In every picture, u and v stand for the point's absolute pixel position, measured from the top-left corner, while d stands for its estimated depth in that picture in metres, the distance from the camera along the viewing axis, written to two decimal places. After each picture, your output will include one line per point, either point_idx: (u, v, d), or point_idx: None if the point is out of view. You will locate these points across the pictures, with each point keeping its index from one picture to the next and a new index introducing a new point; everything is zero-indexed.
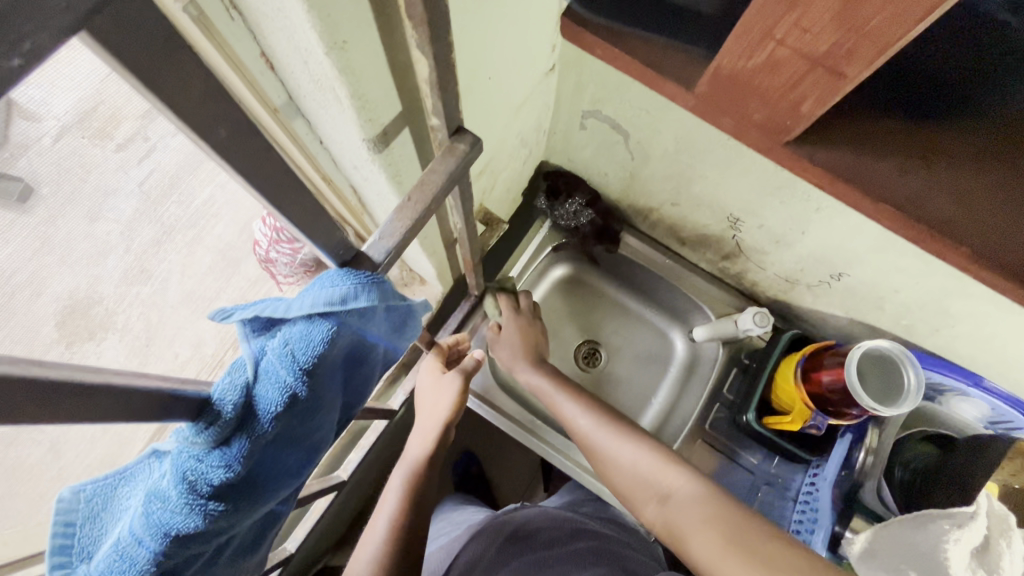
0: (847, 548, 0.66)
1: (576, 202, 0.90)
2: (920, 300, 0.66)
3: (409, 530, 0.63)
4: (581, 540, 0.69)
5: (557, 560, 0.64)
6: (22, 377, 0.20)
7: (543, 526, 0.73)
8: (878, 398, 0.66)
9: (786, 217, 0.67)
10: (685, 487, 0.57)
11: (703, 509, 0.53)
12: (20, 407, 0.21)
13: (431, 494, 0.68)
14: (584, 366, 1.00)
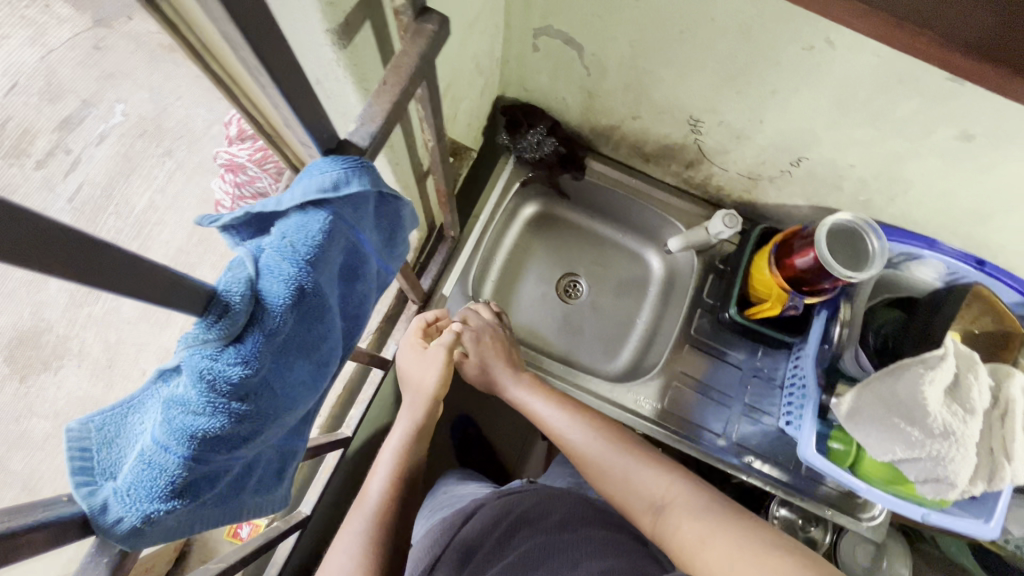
0: (835, 407, 0.69)
1: (539, 132, 0.89)
2: (874, 171, 0.70)
3: (399, 502, 0.61)
4: (591, 526, 0.63)
5: (567, 548, 0.59)
6: (26, 216, 0.19)
7: (554, 501, 0.67)
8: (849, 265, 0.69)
9: (745, 108, 0.69)
10: (680, 490, 0.57)
11: (704, 516, 0.53)
12: (33, 258, 0.20)
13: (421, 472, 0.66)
14: (567, 298, 1.02)
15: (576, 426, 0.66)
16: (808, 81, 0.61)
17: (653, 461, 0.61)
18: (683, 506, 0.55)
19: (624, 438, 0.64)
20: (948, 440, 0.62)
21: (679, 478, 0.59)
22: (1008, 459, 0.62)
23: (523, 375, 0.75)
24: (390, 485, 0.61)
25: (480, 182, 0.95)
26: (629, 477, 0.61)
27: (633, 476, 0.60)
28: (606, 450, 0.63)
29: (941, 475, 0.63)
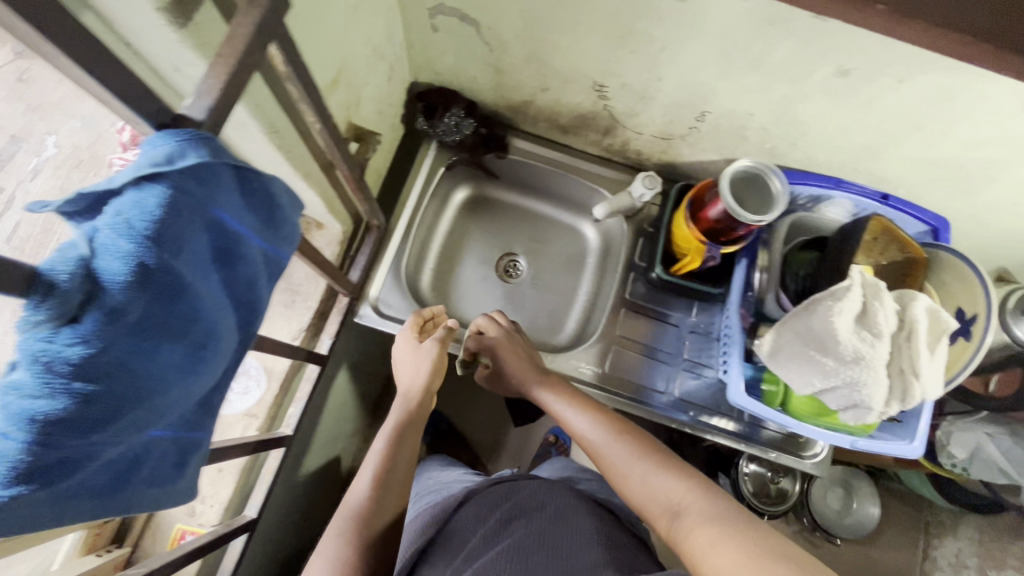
0: (758, 350, 0.73)
1: (456, 114, 0.88)
2: (772, 117, 0.72)
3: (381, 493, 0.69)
4: (581, 514, 0.67)
5: (556, 536, 0.63)
6: None
7: (547, 491, 0.72)
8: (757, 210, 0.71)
9: (641, 67, 0.70)
10: (694, 497, 0.58)
11: (714, 520, 0.53)
12: None
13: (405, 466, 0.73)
14: (506, 278, 1.03)
15: (599, 430, 0.72)
16: (691, 34, 0.62)
17: (672, 470, 0.63)
18: (696, 513, 0.55)
19: (648, 447, 0.67)
20: (860, 366, 0.64)
21: (696, 485, 0.60)
22: (915, 377, 0.64)
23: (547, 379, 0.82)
24: (377, 479, 0.70)
25: (405, 170, 0.94)
26: (648, 483, 0.62)
27: (650, 481, 0.62)
28: (629, 456, 0.67)
29: (857, 399, 0.66)
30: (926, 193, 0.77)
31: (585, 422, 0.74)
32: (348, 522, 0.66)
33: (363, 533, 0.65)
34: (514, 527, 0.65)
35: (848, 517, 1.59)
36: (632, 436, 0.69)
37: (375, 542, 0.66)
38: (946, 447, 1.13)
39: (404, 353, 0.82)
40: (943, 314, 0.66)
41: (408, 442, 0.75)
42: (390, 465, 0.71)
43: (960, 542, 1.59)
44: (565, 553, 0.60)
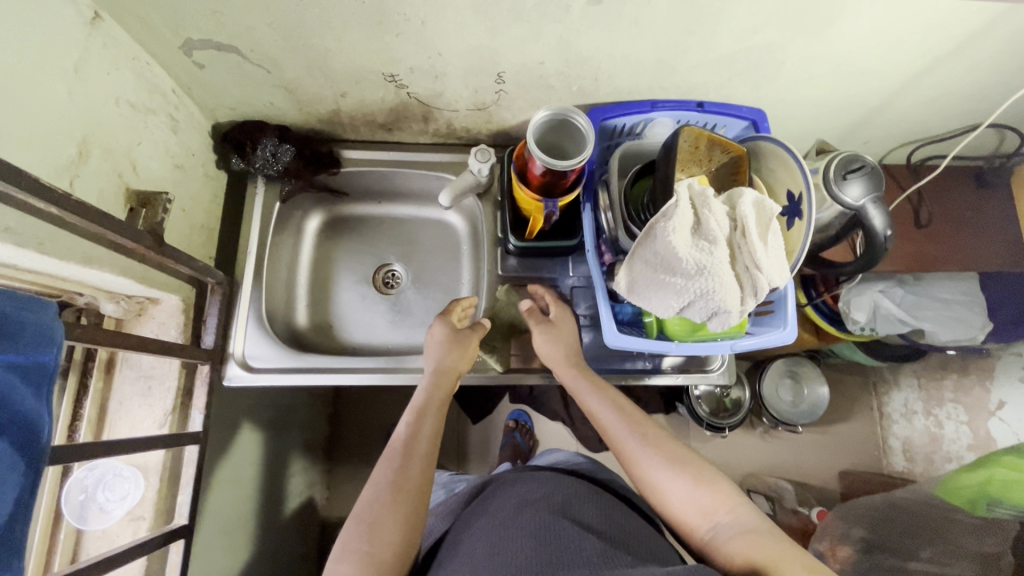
0: (618, 288, 0.73)
1: (269, 144, 0.84)
2: (562, 60, 0.71)
3: (408, 465, 0.67)
4: (585, 504, 0.68)
5: (565, 526, 0.62)
6: None
7: (552, 484, 0.74)
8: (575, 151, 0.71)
9: (416, 47, 0.68)
10: (733, 512, 0.62)
11: (754, 533, 0.58)
12: None
13: (431, 438, 0.71)
14: (387, 290, 0.99)
15: (634, 422, 0.72)
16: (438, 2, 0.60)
17: (712, 477, 0.65)
18: (737, 527, 0.60)
19: (680, 453, 0.68)
20: (704, 276, 0.65)
21: (732, 496, 0.63)
22: (759, 270, 0.65)
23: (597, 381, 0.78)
24: (403, 450, 0.69)
25: (241, 215, 0.89)
26: (683, 492, 0.64)
27: (686, 493, 0.64)
28: (658, 462, 0.67)
29: (716, 307, 0.67)
30: (732, 90, 0.79)
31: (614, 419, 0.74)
32: (386, 486, 0.65)
33: (404, 494, 0.65)
34: (527, 516, 0.66)
35: (802, 403, 1.66)
36: (658, 433, 0.71)
37: (417, 514, 0.65)
38: (848, 314, 1.17)
39: (439, 342, 0.83)
40: (768, 203, 0.68)
41: (433, 413, 0.74)
42: (414, 439, 0.71)
43: (904, 391, 1.69)
44: (577, 534, 0.61)
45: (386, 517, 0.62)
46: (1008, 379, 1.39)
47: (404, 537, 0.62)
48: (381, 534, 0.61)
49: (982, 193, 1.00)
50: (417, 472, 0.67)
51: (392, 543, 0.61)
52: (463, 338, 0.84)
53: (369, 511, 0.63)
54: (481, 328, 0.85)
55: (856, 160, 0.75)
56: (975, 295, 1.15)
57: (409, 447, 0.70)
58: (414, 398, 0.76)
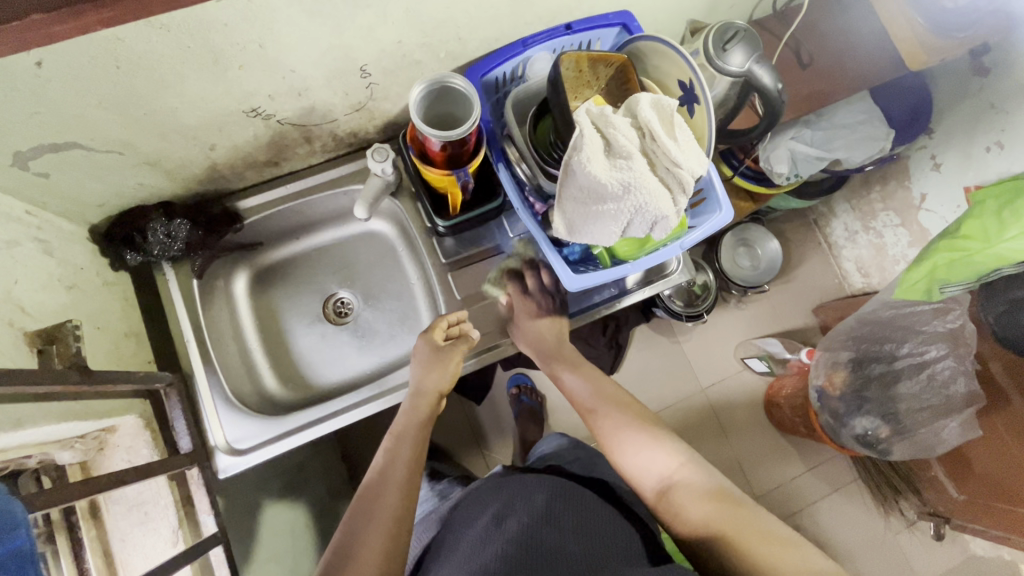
0: (557, 233, 0.73)
1: (159, 225, 0.78)
2: (418, 29, 0.68)
3: (383, 489, 0.70)
4: (568, 506, 0.76)
5: (555, 533, 0.70)
6: None
7: (531, 487, 0.81)
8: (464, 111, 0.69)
9: (265, 72, 0.63)
10: (686, 471, 0.70)
11: (702, 496, 0.67)
12: None
13: (411, 462, 0.74)
14: (342, 320, 0.97)
15: (603, 399, 0.82)
16: (267, 18, 0.56)
17: (670, 446, 0.73)
18: (685, 485, 0.68)
19: (645, 423, 0.77)
20: (632, 193, 0.66)
21: (687, 465, 0.71)
22: (678, 167, 0.66)
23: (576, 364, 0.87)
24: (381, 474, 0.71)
25: (162, 306, 0.83)
26: (645, 456, 0.73)
27: (647, 458, 0.73)
28: (623, 431, 0.77)
29: (652, 216, 0.68)
30: (593, 1, 0.78)
31: (586, 392, 0.84)
32: (363, 513, 0.67)
33: (381, 517, 0.66)
34: (506, 521, 0.73)
35: (760, 263, 1.76)
36: (623, 405, 0.79)
37: (401, 534, 0.66)
38: (771, 170, 1.22)
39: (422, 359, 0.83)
40: (664, 99, 0.68)
41: (411, 437, 0.76)
42: (392, 464, 0.73)
43: (841, 217, 1.80)
44: (556, 541, 0.69)
45: (362, 540, 0.64)
46: (922, 172, 1.54)
47: (383, 558, 0.63)
48: (358, 554, 0.63)
49: (849, 15, 1.04)
50: (396, 495, 0.69)
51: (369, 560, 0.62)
52: (445, 353, 0.84)
53: (350, 539, 0.64)
54: (463, 341, 0.84)
55: (729, 28, 0.76)
56: (871, 112, 1.23)
57: (387, 473, 0.72)
58: (394, 423, 0.79)
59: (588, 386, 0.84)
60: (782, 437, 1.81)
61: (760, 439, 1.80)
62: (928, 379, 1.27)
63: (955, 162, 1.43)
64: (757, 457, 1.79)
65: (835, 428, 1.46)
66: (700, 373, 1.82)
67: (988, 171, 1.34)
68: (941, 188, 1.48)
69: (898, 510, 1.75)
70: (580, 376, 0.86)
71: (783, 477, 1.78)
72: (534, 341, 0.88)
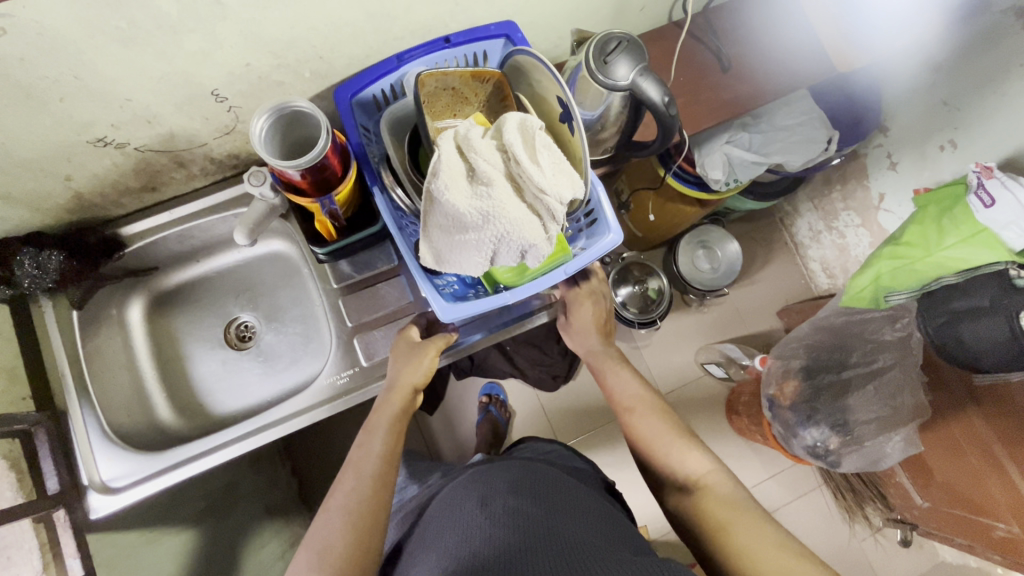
0: (424, 262, 0.69)
1: (27, 254, 0.75)
2: (267, 52, 0.64)
3: (357, 483, 0.67)
4: (548, 496, 0.74)
5: (538, 519, 0.68)
6: None
7: (511, 477, 0.79)
8: (316, 127, 0.65)
9: (97, 102, 0.60)
10: (715, 480, 0.69)
11: (737, 506, 0.65)
12: None
13: (386, 453, 0.71)
14: (243, 346, 0.95)
15: (642, 400, 0.83)
16: (70, 48, 0.52)
17: (704, 451, 0.73)
18: (715, 493, 0.68)
19: (675, 426, 0.78)
20: (492, 222, 0.62)
21: (720, 471, 0.71)
22: (543, 193, 0.62)
23: (620, 361, 0.90)
24: (357, 469, 0.68)
25: (41, 339, 0.80)
26: (679, 455, 0.73)
27: (681, 457, 0.73)
28: (656, 431, 0.78)
29: (519, 245, 0.65)
30: (469, 12, 0.73)
31: (629, 390, 0.85)
32: (340, 508, 0.64)
33: (351, 512, 0.63)
34: (488, 507, 0.71)
35: (719, 266, 1.71)
36: (660, 411, 0.81)
37: (375, 525, 0.63)
38: (705, 176, 1.16)
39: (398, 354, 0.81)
40: (531, 121, 0.64)
41: (384, 429, 0.73)
42: (365, 458, 0.70)
43: (805, 217, 1.75)
44: (545, 524, 0.66)
45: (337, 533, 0.61)
46: (879, 170, 1.47)
47: (356, 555, 0.60)
48: (330, 551, 0.60)
49: (773, 13, 0.98)
50: (369, 489, 0.66)
51: (339, 557, 0.59)
52: (421, 349, 0.82)
53: (323, 536, 0.62)
54: (440, 337, 0.81)
55: (612, 39, 0.72)
56: (813, 112, 1.17)
57: (361, 468, 0.69)
58: (369, 417, 0.76)
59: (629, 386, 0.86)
60: (745, 442, 1.78)
61: (722, 445, 1.77)
62: (876, 390, 1.25)
63: (911, 161, 1.37)
64: None
65: (786, 439, 1.37)
66: (661, 378, 1.79)
67: (943, 170, 1.28)
68: (897, 188, 1.42)
69: (862, 516, 1.70)
70: (625, 373, 0.88)
71: (745, 484, 1.75)
72: (583, 344, 0.96)
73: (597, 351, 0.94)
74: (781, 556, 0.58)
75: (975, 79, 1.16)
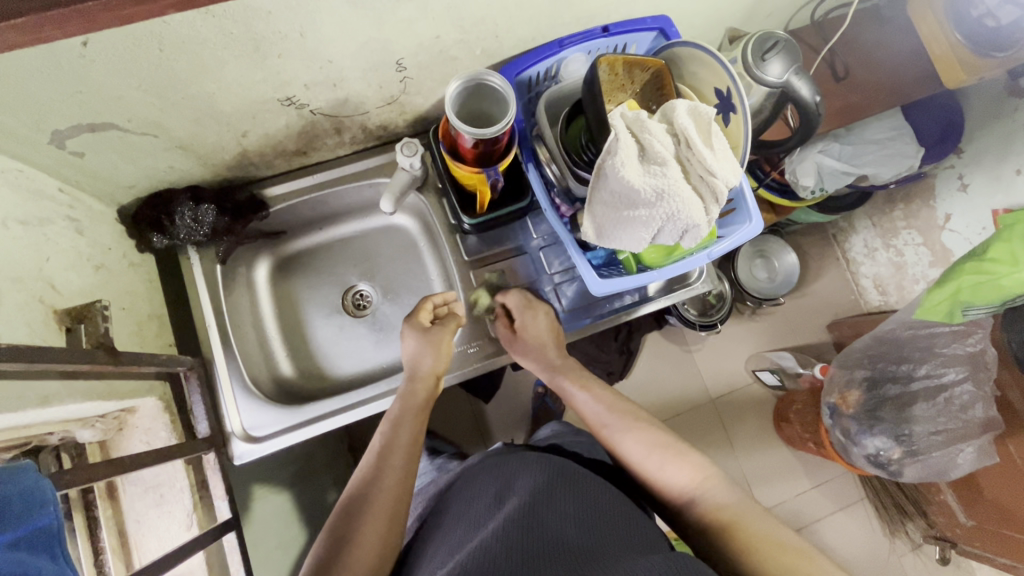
0: (585, 237, 0.73)
1: (186, 208, 0.78)
2: (459, 27, 0.67)
3: (372, 476, 0.70)
4: (569, 484, 0.71)
5: (555, 511, 0.66)
6: None
7: (528, 468, 0.75)
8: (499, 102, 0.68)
9: (303, 61, 0.63)
10: (710, 488, 0.68)
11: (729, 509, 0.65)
12: None
13: (404, 444, 0.74)
14: (360, 312, 0.97)
15: (615, 413, 0.80)
16: (310, 7, 0.55)
17: (693, 461, 0.72)
18: (711, 501, 0.67)
19: (660, 437, 0.75)
20: (666, 200, 0.65)
21: (711, 476, 0.70)
22: (713, 176, 0.65)
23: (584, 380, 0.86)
24: (376, 460, 0.72)
25: (187, 291, 0.83)
26: (669, 471, 0.72)
27: (670, 470, 0.71)
28: (641, 446, 0.75)
29: (683, 225, 0.68)
30: (632, 4, 0.77)
31: (601, 411, 0.81)
32: (359, 502, 0.68)
33: (378, 507, 0.68)
34: (505, 501, 0.69)
35: (777, 276, 1.74)
36: (637, 420, 0.79)
37: (394, 522, 0.68)
38: (797, 182, 1.20)
39: (414, 344, 0.83)
40: (702, 108, 0.67)
41: (407, 422, 0.76)
42: (387, 449, 0.73)
43: (862, 234, 1.78)
44: (559, 523, 0.64)
45: (359, 525, 0.66)
46: (948, 192, 1.52)
47: (380, 543, 0.65)
48: (353, 544, 0.64)
49: (885, 30, 1.03)
50: (393, 482, 0.70)
51: (364, 552, 0.64)
52: (437, 335, 0.83)
53: (346, 527, 0.66)
54: (453, 320, 0.84)
55: (769, 38, 0.75)
56: (902, 129, 1.22)
57: (383, 459, 0.72)
58: (391, 407, 0.80)
59: (599, 404, 0.82)
60: (789, 451, 1.80)
61: (766, 453, 1.79)
62: (945, 403, 1.22)
63: (983, 183, 1.41)
64: (764, 471, 1.78)
65: (846, 447, 1.39)
66: (709, 382, 1.81)
67: (1016, 194, 1.33)
68: (967, 210, 1.46)
69: (903, 532, 1.72)
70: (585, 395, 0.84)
71: (787, 493, 1.76)
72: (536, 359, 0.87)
73: (556, 367, 0.87)
74: (787, 552, 0.58)
75: None
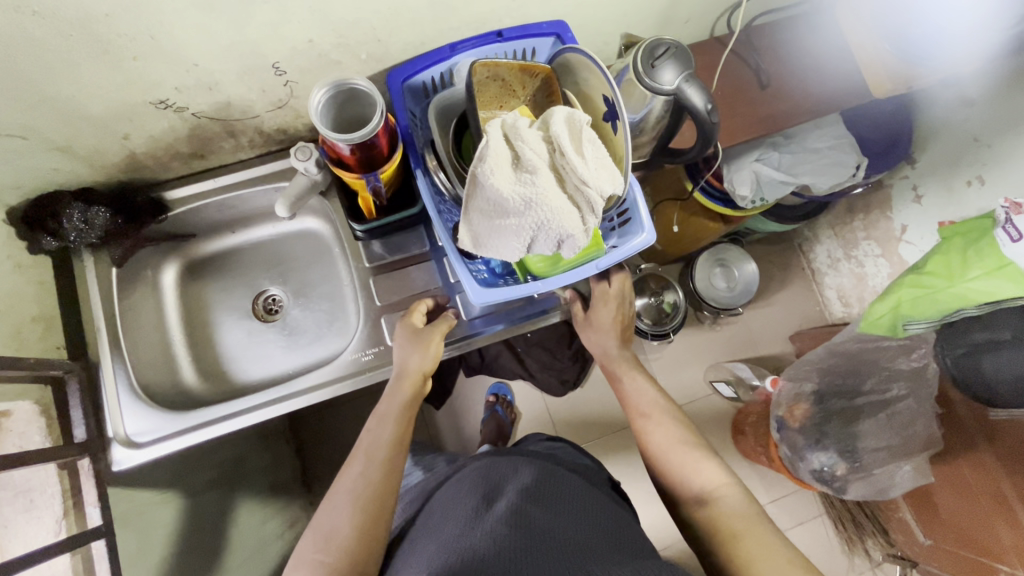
0: (462, 245, 0.71)
1: (75, 211, 0.78)
2: (331, 32, 0.67)
3: (360, 471, 0.67)
4: (556, 489, 0.70)
5: (547, 514, 0.64)
6: None
7: (519, 470, 0.75)
8: (364, 101, 0.68)
9: (166, 64, 0.62)
10: (726, 495, 0.65)
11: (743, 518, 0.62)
12: None
13: (392, 441, 0.71)
14: (269, 317, 0.96)
15: (659, 406, 0.79)
16: (152, 10, 0.55)
17: (718, 463, 0.69)
18: (723, 508, 0.64)
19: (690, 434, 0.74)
20: (534, 209, 0.64)
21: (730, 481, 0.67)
22: (586, 185, 0.63)
23: (641, 371, 0.85)
24: (365, 456, 0.69)
25: (81, 293, 0.83)
26: (695, 466, 0.70)
27: (695, 467, 0.69)
28: (670, 438, 0.74)
29: (558, 233, 0.66)
30: (524, 9, 0.76)
31: (648, 395, 0.81)
32: (347, 495, 0.65)
33: (359, 499, 0.64)
34: (495, 501, 0.67)
35: (736, 285, 1.70)
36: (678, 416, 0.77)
37: (380, 516, 0.64)
38: (734, 192, 1.17)
39: (402, 342, 0.81)
40: (578, 116, 0.66)
41: (393, 417, 0.73)
42: (373, 445, 0.70)
43: (824, 244, 1.75)
44: (552, 524, 0.62)
45: (343, 517, 0.63)
46: (903, 203, 1.48)
47: (363, 540, 0.61)
48: (335, 537, 0.61)
49: (816, 36, 1.01)
50: (379, 474, 0.67)
51: (345, 545, 0.60)
52: (425, 336, 0.81)
53: (329, 522, 0.63)
54: (444, 321, 0.83)
55: (660, 45, 0.74)
56: (843, 138, 1.19)
57: (371, 454, 0.69)
58: (379, 404, 0.77)
59: (644, 394, 0.82)
60: (747, 464, 1.76)
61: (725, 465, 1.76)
62: (888, 419, 1.18)
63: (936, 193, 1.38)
64: None
65: (792, 463, 1.31)
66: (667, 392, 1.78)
67: (968, 207, 1.29)
68: (921, 221, 1.43)
69: (863, 549, 1.66)
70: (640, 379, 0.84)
71: None
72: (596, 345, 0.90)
73: (613, 356, 0.88)
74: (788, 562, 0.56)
75: (1008, 117, 1.19)
